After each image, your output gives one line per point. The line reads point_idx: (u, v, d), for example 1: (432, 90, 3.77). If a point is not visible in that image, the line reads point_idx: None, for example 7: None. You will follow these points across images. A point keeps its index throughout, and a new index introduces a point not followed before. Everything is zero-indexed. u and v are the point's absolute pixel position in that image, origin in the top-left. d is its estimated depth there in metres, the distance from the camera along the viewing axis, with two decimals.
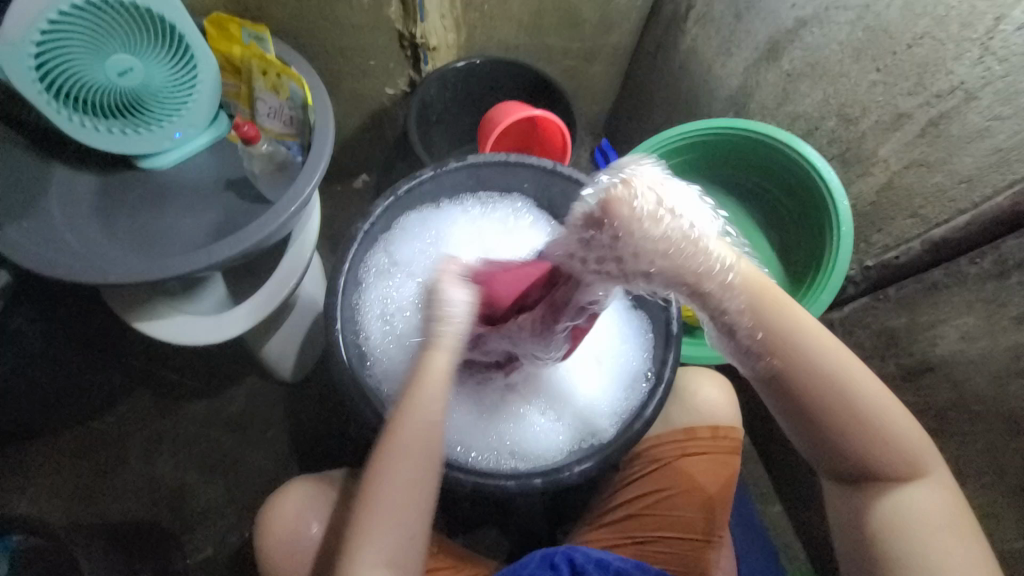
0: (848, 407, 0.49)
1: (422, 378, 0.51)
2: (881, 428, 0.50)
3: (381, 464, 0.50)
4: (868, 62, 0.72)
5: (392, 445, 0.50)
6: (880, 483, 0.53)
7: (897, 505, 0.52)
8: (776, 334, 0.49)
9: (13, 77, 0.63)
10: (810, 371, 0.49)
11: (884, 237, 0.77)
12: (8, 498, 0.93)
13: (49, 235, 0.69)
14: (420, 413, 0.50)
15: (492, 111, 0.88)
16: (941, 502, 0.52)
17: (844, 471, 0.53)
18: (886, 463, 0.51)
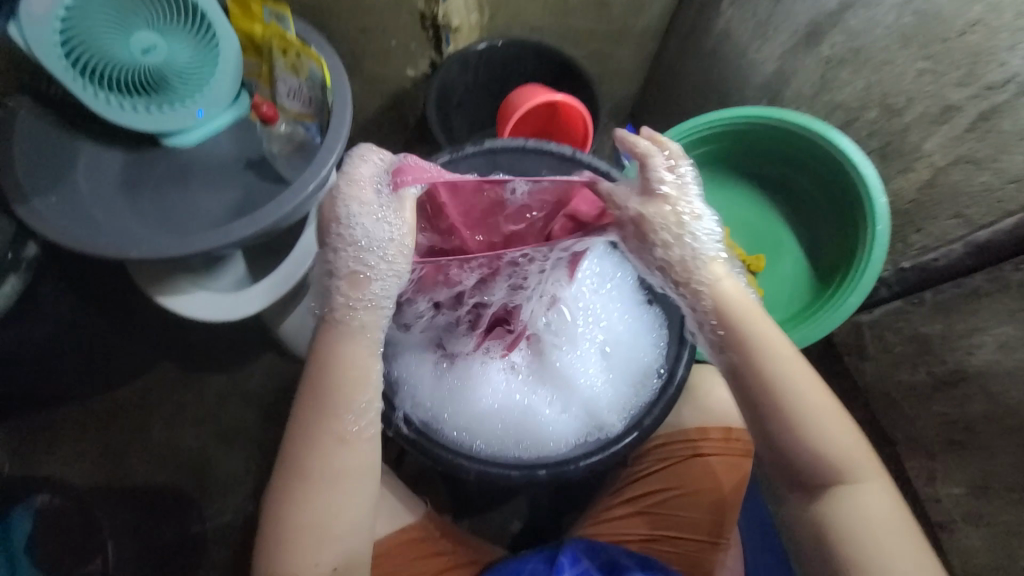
0: (773, 393, 0.50)
1: (339, 380, 0.50)
2: (810, 418, 0.49)
3: (299, 485, 0.49)
4: (916, 47, 0.67)
5: (309, 461, 0.49)
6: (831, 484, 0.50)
7: (838, 505, 0.49)
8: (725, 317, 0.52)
9: (40, 52, 0.64)
10: (751, 359, 0.51)
11: (924, 238, 0.72)
12: (42, 457, 0.99)
13: (74, 208, 0.70)
14: (337, 423, 0.50)
15: (513, 95, 0.86)
16: (881, 502, 0.49)
17: (796, 468, 0.51)
18: (820, 457, 0.49)
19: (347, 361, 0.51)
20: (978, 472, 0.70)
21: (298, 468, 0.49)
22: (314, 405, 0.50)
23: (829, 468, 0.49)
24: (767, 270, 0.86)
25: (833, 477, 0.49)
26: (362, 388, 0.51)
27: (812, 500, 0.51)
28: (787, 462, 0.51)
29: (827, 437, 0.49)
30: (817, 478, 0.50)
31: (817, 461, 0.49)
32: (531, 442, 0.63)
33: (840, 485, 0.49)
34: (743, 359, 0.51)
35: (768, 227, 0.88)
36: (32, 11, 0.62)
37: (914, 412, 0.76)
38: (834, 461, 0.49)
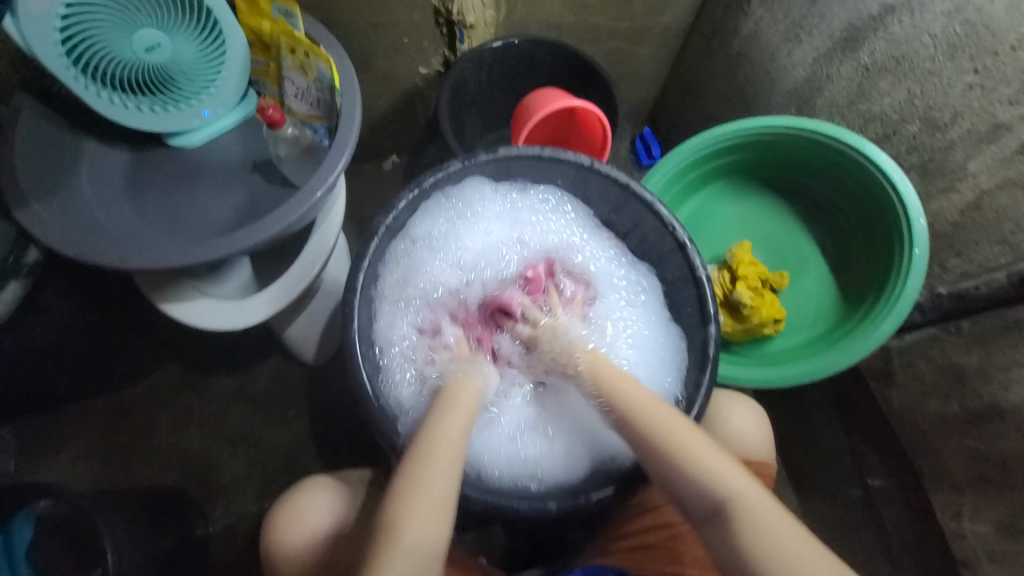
0: (647, 435, 0.56)
1: (458, 404, 0.59)
2: (679, 446, 0.54)
3: (405, 486, 0.51)
4: (965, 60, 0.62)
5: (419, 465, 0.52)
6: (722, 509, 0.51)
7: (733, 527, 0.50)
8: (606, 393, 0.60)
9: (40, 52, 0.61)
10: (627, 418, 0.58)
11: (963, 263, 0.68)
12: (48, 455, 0.98)
13: (77, 211, 0.68)
14: (450, 436, 0.55)
15: (528, 99, 0.82)
16: (769, 511, 0.50)
17: (693, 498, 0.53)
18: (699, 484, 0.52)
19: (464, 393, 0.60)
20: (1009, 512, 0.66)
21: (409, 470, 0.52)
22: (435, 419, 0.57)
23: (708, 490, 0.52)
24: (791, 287, 0.83)
25: (718, 500, 0.51)
26: (468, 410, 0.59)
27: (716, 529, 0.51)
28: (681, 494, 0.54)
29: (696, 459, 0.53)
30: (709, 505, 0.51)
31: (696, 488, 0.52)
32: (559, 459, 0.65)
33: (728, 504, 0.51)
34: (622, 416, 0.58)
35: (790, 241, 0.85)
36: (31, 9, 0.59)
37: (942, 444, 0.73)
38: (712, 482, 0.52)
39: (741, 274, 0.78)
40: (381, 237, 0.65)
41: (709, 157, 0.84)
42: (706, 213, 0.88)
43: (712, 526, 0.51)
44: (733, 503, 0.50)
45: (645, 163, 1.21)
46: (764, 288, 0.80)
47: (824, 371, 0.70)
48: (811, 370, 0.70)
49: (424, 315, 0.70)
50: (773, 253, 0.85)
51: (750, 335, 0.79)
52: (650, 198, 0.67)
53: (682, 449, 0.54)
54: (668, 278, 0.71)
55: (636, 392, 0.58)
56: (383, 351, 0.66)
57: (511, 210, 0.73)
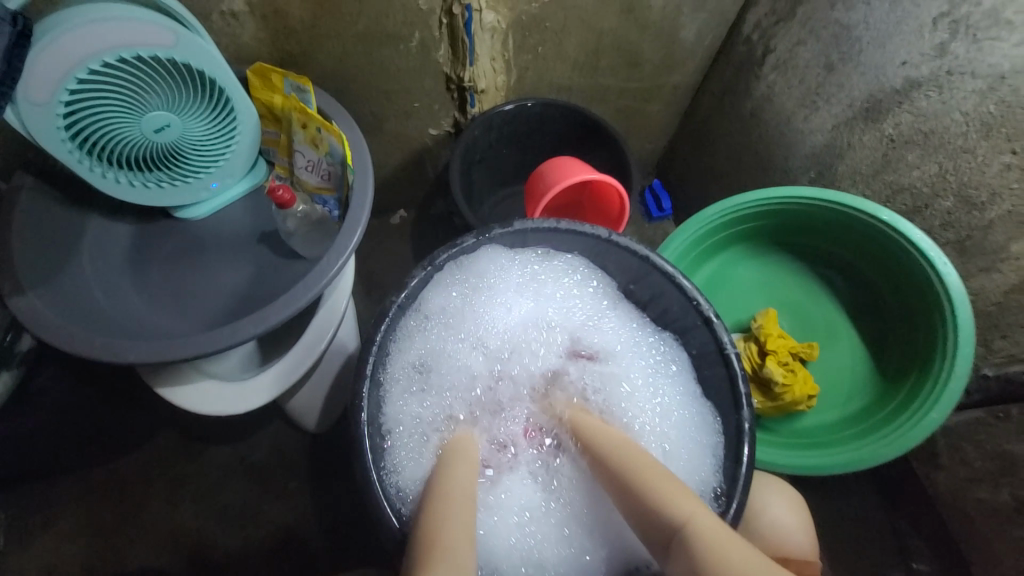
0: (614, 474, 0.55)
1: (460, 447, 0.61)
2: (633, 477, 0.52)
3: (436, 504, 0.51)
4: (1001, 140, 0.59)
5: (446, 490, 0.53)
6: (667, 527, 0.47)
7: (678, 552, 0.45)
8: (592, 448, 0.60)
9: (42, 138, 0.59)
10: (600, 464, 0.58)
11: (1010, 346, 0.64)
12: (32, 534, 0.92)
13: (74, 295, 0.65)
14: (466, 472, 0.57)
15: (543, 167, 0.81)
16: (716, 534, 0.43)
17: (648, 527, 0.49)
18: (650, 507, 0.49)
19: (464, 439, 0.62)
20: None
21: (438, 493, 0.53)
22: (448, 460, 0.59)
23: (656, 518, 0.48)
24: (819, 358, 0.79)
25: (665, 528, 0.47)
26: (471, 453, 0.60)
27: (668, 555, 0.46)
28: (639, 527, 0.50)
29: (646, 485, 0.51)
30: (658, 527, 0.48)
31: (648, 519, 0.49)
32: (590, 554, 0.60)
33: (673, 528, 0.46)
34: (597, 463, 0.59)
35: (814, 307, 0.82)
36: (33, 97, 0.56)
37: (997, 537, 0.67)
38: (658, 509, 0.48)
39: (770, 349, 0.74)
40: (391, 317, 0.59)
41: (728, 224, 0.81)
42: (726, 277, 0.86)
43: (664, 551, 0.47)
44: (676, 526, 0.46)
45: (656, 214, 1.20)
46: (793, 360, 0.76)
47: (866, 461, 0.65)
48: (853, 459, 0.66)
49: (442, 396, 0.65)
50: (795, 321, 0.82)
51: (781, 411, 0.75)
52: (672, 271, 0.63)
53: (637, 473, 0.52)
54: (694, 354, 0.66)
55: (609, 436, 0.59)
56: (389, 445, 0.60)
57: (532, 279, 0.69)
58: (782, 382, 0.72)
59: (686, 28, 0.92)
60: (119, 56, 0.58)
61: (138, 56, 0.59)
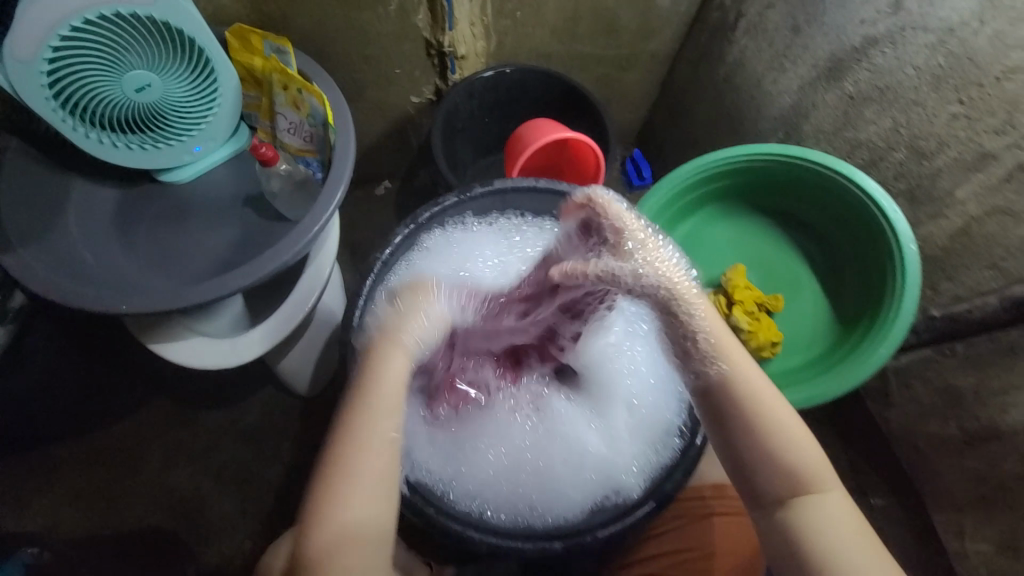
0: (749, 420, 0.48)
1: (378, 390, 0.49)
2: (779, 433, 0.47)
3: (335, 482, 0.46)
4: (949, 91, 0.64)
5: (349, 459, 0.46)
6: (803, 499, 0.48)
7: (802, 515, 0.47)
8: (715, 356, 0.48)
9: (25, 96, 0.59)
10: (727, 395, 0.48)
11: (954, 287, 0.68)
12: (28, 498, 0.94)
13: (64, 254, 0.67)
14: (374, 446, 0.47)
15: (521, 130, 0.84)
16: (843, 513, 0.48)
17: (769, 485, 0.48)
18: (788, 474, 0.47)
19: (392, 373, 0.49)
20: (1008, 531, 0.67)
21: (342, 467, 0.46)
22: (357, 414, 0.48)
23: (796, 480, 0.47)
24: (786, 311, 0.84)
25: (796, 489, 0.48)
26: (393, 404, 0.49)
27: (784, 515, 0.48)
28: (756, 480, 0.48)
29: (792, 449, 0.47)
30: (787, 492, 0.48)
31: (780, 477, 0.47)
32: (564, 491, 0.61)
33: (804, 494, 0.48)
34: (723, 386, 0.48)
35: (784, 265, 0.86)
36: (16, 54, 0.57)
37: (943, 466, 0.73)
38: (802, 472, 0.47)
39: (737, 299, 0.79)
40: (377, 272, 0.62)
41: (699, 184, 0.86)
42: (700, 238, 0.89)
43: (780, 509, 0.48)
44: (814, 492, 0.48)
45: (634, 182, 1.23)
46: (759, 311, 0.81)
47: (820, 397, 0.71)
48: (808, 396, 0.71)
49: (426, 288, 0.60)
50: (764, 279, 0.87)
51: (747, 358, 0.80)
52: None
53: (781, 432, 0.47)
54: None
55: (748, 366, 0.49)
56: None
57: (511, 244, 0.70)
58: (747, 329, 0.78)
59: None
60: (99, 13, 0.59)
61: (117, 13, 0.60)
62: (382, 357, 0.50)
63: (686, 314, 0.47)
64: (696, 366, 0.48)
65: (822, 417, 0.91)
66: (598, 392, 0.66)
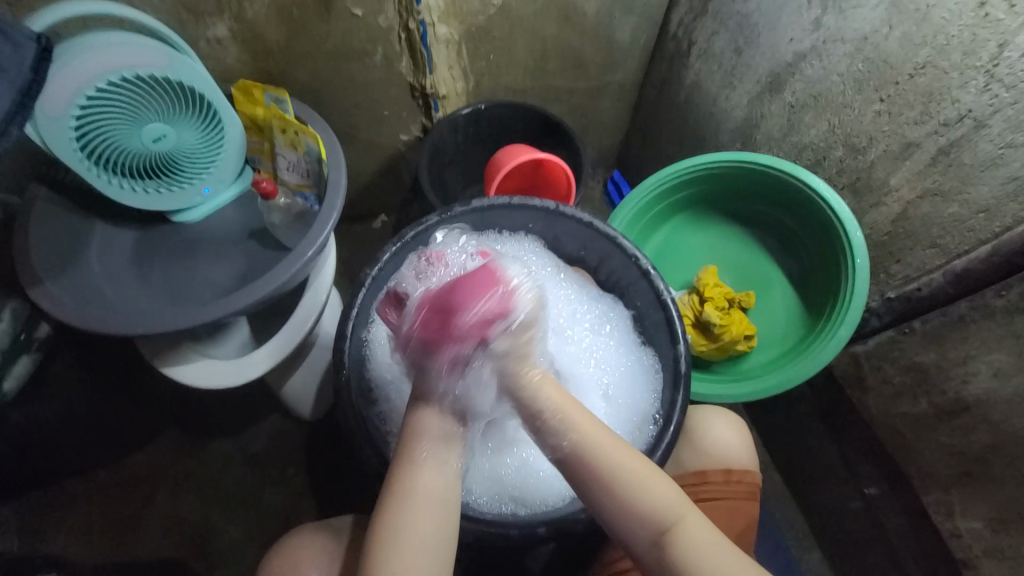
0: (596, 478, 0.52)
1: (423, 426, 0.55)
2: (622, 484, 0.52)
3: (395, 501, 0.51)
4: (870, 92, 0.72)
5: (403, 476, 0.52)
6: (668, 534, 0.51)
7: (676, 547, 0.51)
8: (565, 431, 0.53)
9: (56, 149, 0.67)
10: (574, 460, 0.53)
11: (904, 268, 0.76)
12: (45, 534, 0.98)
13: (86, 287, 0.74)
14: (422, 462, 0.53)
15: (498, 155, 0.99)
16: (704, 532, 0.51)
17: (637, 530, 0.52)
18: (647, 514, 0.51)
19: (431, 429, 0.54)
20: (996, 506, 0.69)
21: (409, 493, 0.51)
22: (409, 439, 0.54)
23: (655, 521, 0.51)
24: (758, 306, 0.93)
25: (656, 527, 0.51)
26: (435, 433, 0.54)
27: (656, 553, 0.51)
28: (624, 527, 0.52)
29: (643, 492, 0.52)
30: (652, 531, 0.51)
31: (638, 522, 0.52)
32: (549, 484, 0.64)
33: (669, 530, 0.51)
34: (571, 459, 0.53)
35: (754, 265, 0.96)
36: (49, 113, 0.65)
37: (923, 443, 0.76)
38: (651, 511, 0.51)
39: (708, 296, 0.88)
40: (368, 287, 0.66)
41: (667, 194, 0.95)
42: (672, 246, 0.99)
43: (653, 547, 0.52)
44: (670, 525, 0.51)
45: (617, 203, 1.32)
46: (731, 307, 0.89)
47: (795, 378, 0.79)
48: (781, 380, 0.80)
49: None
50: (737, 281, 0.96)
51: (725, 351, 0.88)
52: (614, 233, 0.71)
53: (631, 479, 0.52)
54: (637, 305, 0.72)
55: (594, 436, 0.53)
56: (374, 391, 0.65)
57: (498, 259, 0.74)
58: (720, 324, 0.85)
59: (620, 30, 1.03)
60: (121, 75, 0.67)
61: (138, 75, 0.68)
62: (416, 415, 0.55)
63: (531, 402, 0.55)
64: (548, 440, 0.54)
65: (810, 411, 0.94)
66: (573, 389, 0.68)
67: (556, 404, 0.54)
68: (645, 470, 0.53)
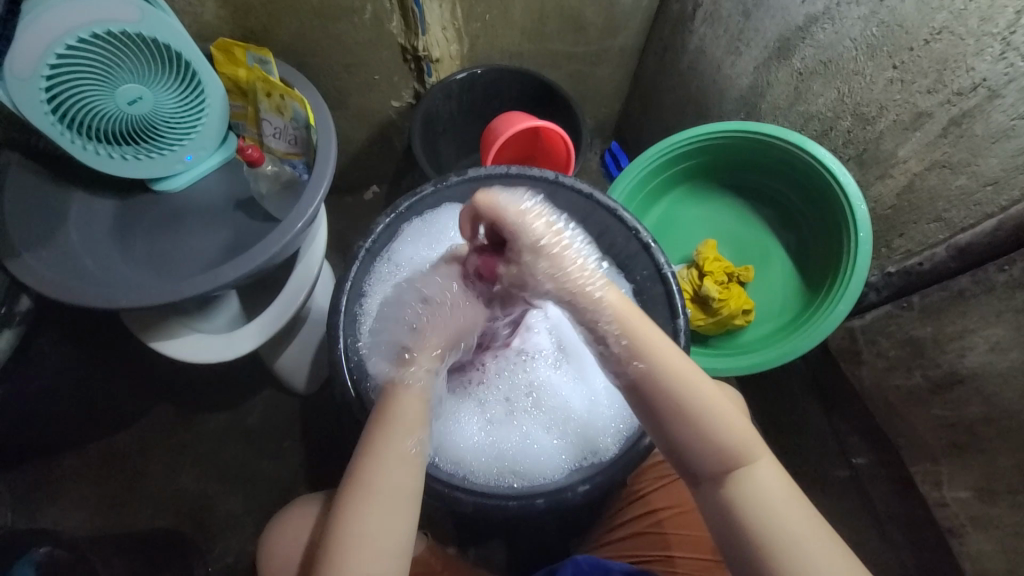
0: (673, 406, 0.49)
1: (398, 421, 0.50)
2: (703, 413, 0.49)
3: (355, 502, 0.46)
4: (883, 59, 0.69)
5: (367, 472, 0.48)
6: (737, 472, 0.48)
7: (741, 488, 0.48)
8: (635, 355, 0.50)
9: (25, 112, 0.62)
10: (652, 387, 0.50)
11: (906, 242, 0.76)
12: (40, 507, 0.97)
13: (66, 259, 0.71)
14: (390, 458, 0.48)
15: (495, 123, 0.96)
16: (778, 486, 0.48)
17: (703, 465, 0.49)
18: (718, 449, 0.49)
19: (404, 420, 0.50)
20: (984, 475, 0.71)
21: (374, 490, 0.47)
22: (379, 431, 0.49)
23: (726, 458, 0.49)
24: (756, 280, 0.93)
25: (729, 465, 0.48)
26: (415, 422, 0.50)
27: (720, 492, 0.49)
28: (692, 458, 0.49)
29: (720, 424, 0.49)
30: (719, 467, 0.49)
31: (709, 454, 0.49)
32: (548, 461, 0.63)
33: (737, 469, 0.48)
34: (654, 377, 0.50)
35: (754, 238, 0.95)
36: (16, 73, 0.60)
37: (915, 414, 0.78)
38: (729, 449, 0.48)
39: (708, 271, 0.88)
40: (361, 260, 0.64)
41: (669, 164, 0.92)
42: (672, 218, 0.97)
43: (715, 485, 0.49)
44: (742, 466, 0.48)
45: (615, 175, 1.29)
46: (730, 281, 0.89)
47: (792, 352, 0.79)
48: (780, 353, 0.80)
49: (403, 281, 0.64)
50: (738, 255, 0.95)
51: (723, 326, 0.88)
52: (613, 206, 0.69)
53: (708, 409, 0.49)
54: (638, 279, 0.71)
55: (672, 361, 0.50)
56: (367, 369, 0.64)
57: None
58: (719, 298, 0.85)
59: None
60: (92, 31, 0.62)
61: (110, 31, 0.63)
62: (387, 403, 0.51)
63: (597, 317, 0.52)
64: (614, 365, 0.51)
65: (805, 383, 0.95)
66: (577, 360, 0.70)
67: (618, 322, 0.51)
68: (722, 403, 0.50)
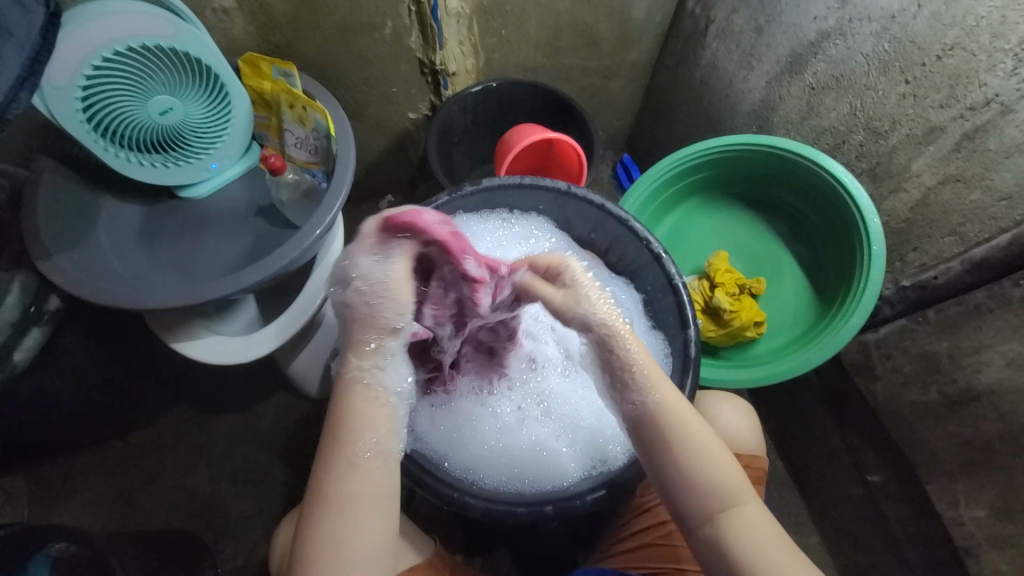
0: (666, 441, 0.50)
1: (357, 420, 0.47)
2: (694, 451, 0.49)
3: (321, 508, 0.45)
4: (896, 74, 0.70)
5: (329, 477, 0.45)
6: (728, 511, 0.48)
7: (729, 527, 0.48)
8: (650, 388, 0.51)
9: (62, 120, 0.66)
10: (648, 421, 0.50)
11: (920, 256, 0.76)
12: (59, 502, 1.00)
13: (94, 261, 0.73)
14: (352, 462, 0.46)
15: (509, 134, 0.98)
16: (762, 524, 0.48)
17: (693, 503, 0.49)
18: (707, 486, 0.48)
19: (361, 417, 0.47)
20: (1002, 494, 0.69)
21: (338, 495, 0.45)
22: (334, 432, 0.47)
23: (717, 496, 0.48)
24: (768, 292, 0.92)
25: (716, 504, 0.48)
26: (376, 420, 0.48)
27: (709, 529, 0.48)
28: (682, 495, 0.49)
29: (711, 462, 0.49)
30: (709, 505, 0.48)
31: (700, 492, 0.48)
32: (557, 469, 0.63)
33: (728, 508, 0.48)
34: (653, 414, 0.50)
35: (766, 250, 0.95)
36: (55, 84, 0.63)
37: (931, 432, 0.77)
38: (718, 487, 0.48)
39: (719, 282, 0.88)
40: None
41: (681, 176, 0.93)
42: (684, 230, 0.98)
43: (705, 523, 0.48)
44: (731, 507, 0.48)
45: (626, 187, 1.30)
46: (742, 292, 0.89)
47: (805, 364, 0.79)
48: (794, 365, 0.80)
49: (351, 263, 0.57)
50: (751, 268, 0.94)
51: (734, 337, 0.87)
52: (626, 217, 0.70)
53: (699, 447, 0.49)
54: (648, 289, 0.71)
55: (675, 402, 0.51)
56: None
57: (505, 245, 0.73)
58: (730, 309, 0.85)
59: (636, 7, 0.99)
60: (127, 45, 0.65)
61: (144, 44, 0.67)
62: (338, 405, 0.48)
63: (620, 348, 0.52)
64: (631, 394, 0.51)
65: (818, 397, 0.94)
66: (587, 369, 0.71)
67: (641, 359, 0.52)
68: (716, 441, 0.50)
